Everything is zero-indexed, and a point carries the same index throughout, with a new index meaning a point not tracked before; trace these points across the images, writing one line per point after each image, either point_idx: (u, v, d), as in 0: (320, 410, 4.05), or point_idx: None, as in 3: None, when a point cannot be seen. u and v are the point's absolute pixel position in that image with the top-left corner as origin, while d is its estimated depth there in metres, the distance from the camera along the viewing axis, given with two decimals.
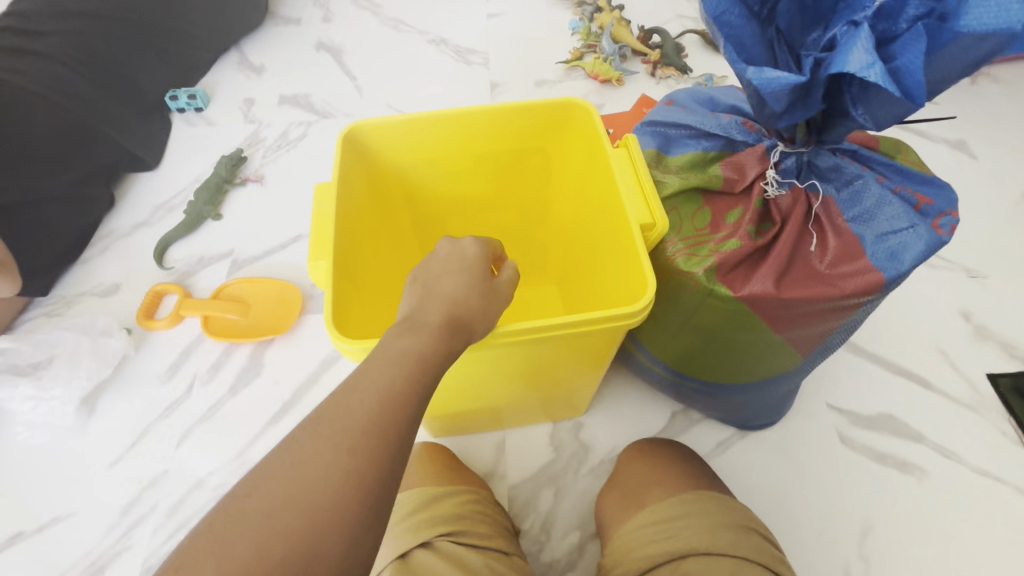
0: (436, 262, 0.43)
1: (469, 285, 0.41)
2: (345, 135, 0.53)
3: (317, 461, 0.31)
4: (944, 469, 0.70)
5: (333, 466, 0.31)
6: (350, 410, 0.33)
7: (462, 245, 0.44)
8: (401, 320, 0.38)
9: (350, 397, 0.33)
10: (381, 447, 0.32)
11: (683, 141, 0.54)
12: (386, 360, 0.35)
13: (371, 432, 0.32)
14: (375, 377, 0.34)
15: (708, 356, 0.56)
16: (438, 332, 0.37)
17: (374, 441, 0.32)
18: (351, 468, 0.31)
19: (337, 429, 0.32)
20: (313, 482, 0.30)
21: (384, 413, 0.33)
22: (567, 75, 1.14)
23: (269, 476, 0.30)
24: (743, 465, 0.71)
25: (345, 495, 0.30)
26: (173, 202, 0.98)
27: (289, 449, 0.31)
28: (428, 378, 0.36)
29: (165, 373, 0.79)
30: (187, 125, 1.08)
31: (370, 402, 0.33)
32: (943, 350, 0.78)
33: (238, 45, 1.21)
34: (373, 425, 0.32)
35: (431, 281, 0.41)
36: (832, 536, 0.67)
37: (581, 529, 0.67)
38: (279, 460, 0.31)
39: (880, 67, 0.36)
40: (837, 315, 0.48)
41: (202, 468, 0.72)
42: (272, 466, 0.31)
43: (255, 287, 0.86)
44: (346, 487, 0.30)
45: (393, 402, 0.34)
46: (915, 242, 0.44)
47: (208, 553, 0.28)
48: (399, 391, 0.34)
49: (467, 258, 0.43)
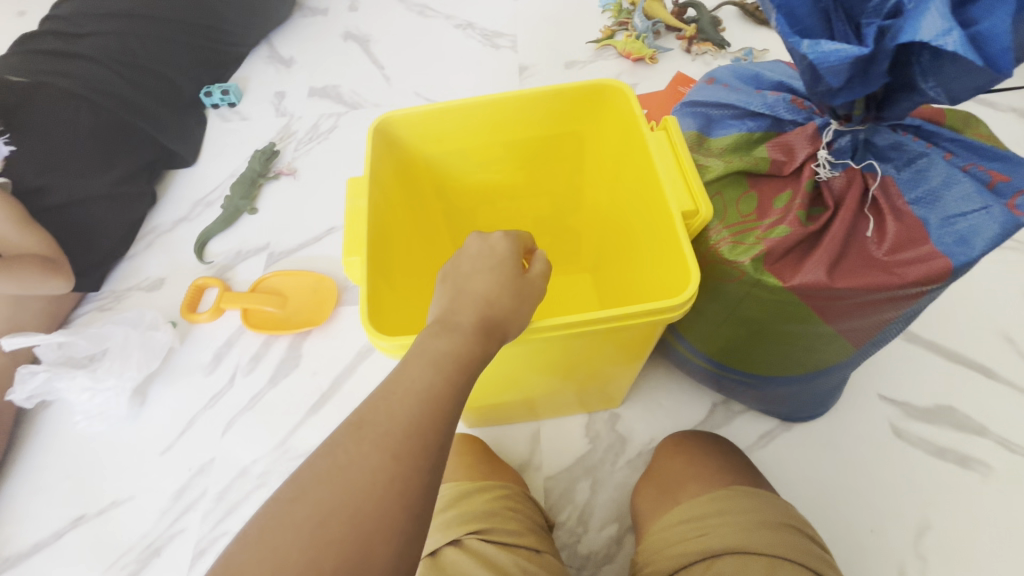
0: (467, 258, 0.42)
1: (500, 283, 0.40)
2: (374, 128, 0.53)
3: (361, 467, 0.30)
4: (1010, 464, 0.66)
5: (376, 470, 0.30)
6: (390, 412, 0.32)
7: (492, 240, 0.43)
8: (435, 319, 0.38)
9: (391, 399, 0.33)
10: (422, 450, 0.31)
11: (726, 122, 0.51)
12: (425, 359, 0.35)
13: (412, 436, 0.31)
14: (413, 378, 0.34)
15: (752, 347, 0.54)
16: (474, 331, 0.37)
17: (415, 444, 0.31)
18: (389, 472, 0.30)
19: (378, 432, 0.31)
20: (356, 488, 0.29)
21: (425, 417, 0.32)
22: (597, 54, 1.10)
23: (314, 479, 0.30)
24: (788, 459, 0.68)
25: (388, 498, 0.30)
26: (210, 197, 1.00)
27: (332, 453, 0.31)
28: (466, 377, 0.35)
29: (209, 364, 0.82)
30: (221, 121, 1.10)
31: (411, 403, 0.33)
32: (1009, 337, 0.73)
33: (267, 39, 1.22)
34: (414, 428, 0.32)
35: (461, 280, 0.40)
36: (885, 533, 0.64)
37: (619, 522, 0.66)
38: (320, 462, 0.31)
39: (959, 33, 0.32)
40: (897, 305, 0.45)
41: (247, 456, 0.75)
42: (316, 470, 0.30)
43: (291, 280, 0.87)
44: (388, 491, 0.30)
45: (433, 402, 0.33)
46: (987, 224, 0.40)
47: (257, 559, 0.27)
48: (438, 393, 0.34)
49: (497, 254, 0.42)
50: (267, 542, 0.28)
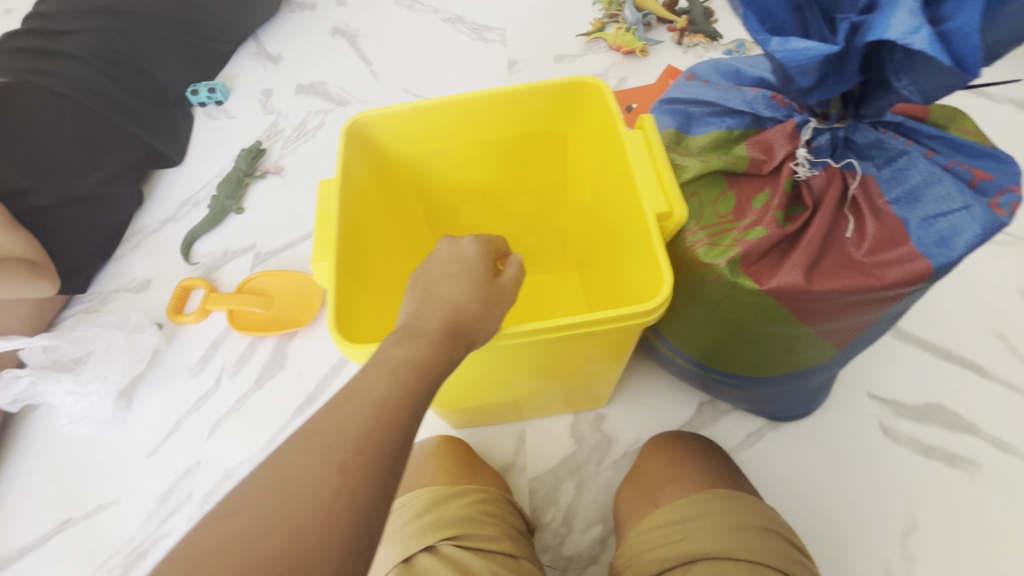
0: (436, 264, 0.41)
1: (469, 288, 0.39)
2: (347, 129, 0.52)
3: (307, 480, 0.30)
4: (999, 463, 0.65)
5: (323, 483, 0.30)
6: (341, 423, 0.32)
7: (462, 245, 0.42)
8: (401, 326, 0.38)
9: (345, 409, 0.33)
10: (374, 463, 0.31)
11: (704, 120, 0.50)
12: (382, 368, 0.34)
13: (362, 449, 0.31)
14: (371, 389, 0.33)
15: (734, 348, 0.53)
16: (439, 338, 0.36)
17: (365, 457, 0.31)
18: (335, 486, 0.30)
19: (327, 443, 0.31)
20: (302, 502, 0.29)
21: (378, 428, 0.32)
22: (587, 48, 1.08)
23: (257, 494, 0.30)
24: (775, 459, 0.68)
25: (335, 511, 0.29)
26: (197, 197, 1.00)
27: (279, 466, 0.31)
28: (427, 385, 0.35)
29: (194, 366, 0.82)
30: (209, 119, 1.09)
31: (364, 414, 0.32)
32: (1001, 334, 0.72)
33: (255, 35, 1.21)
34: (365, 440, 0.32)
35: (429, 285, 0.40)
36: (872, 534, 0.63)
37: (603, 523, 0.66)
38: (266, 475, 0.31)
39: (926, 32, 0.31)
40: (878, 306, 0.44)
41: (232, 459, 0.75)
42: (264, 483, 0.30)
43: (277, 281, 0.86)
44: (336, 504, 0.30)
45: (388, 412, 0.33)
46: (967, 225, 0.39)
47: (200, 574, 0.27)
48: (394, 403, 0.33)
49: (467, 259, 0.41)
50: (206, 559, 0.28)
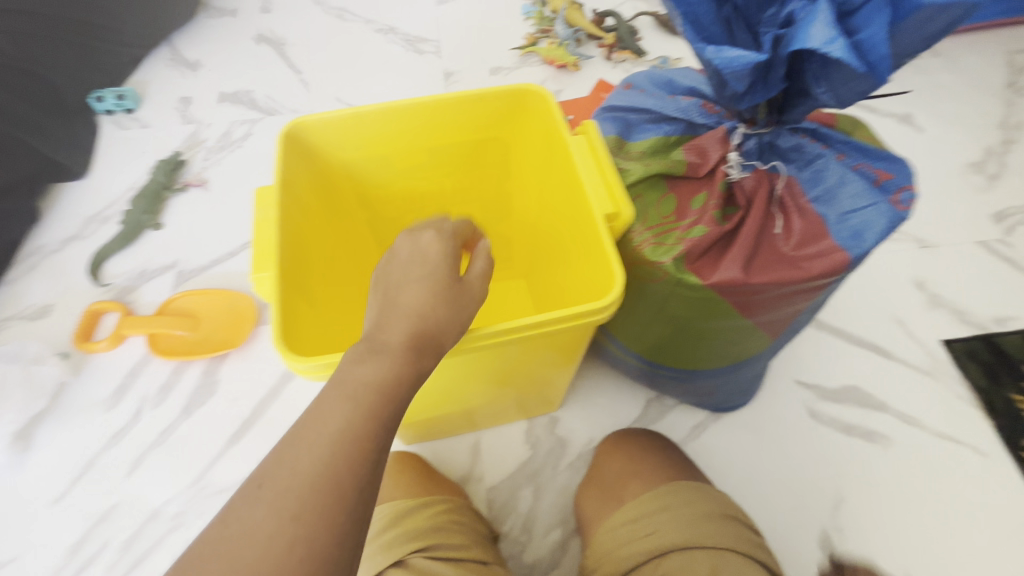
0: (397, 265, 0.40)
1: (433, 293, 0.38)
2: (285, 134, 0.50)
3: (258, 534, 0.28)
4: (907, 435, 0.72)
5: (275, 536, 0.28)
6: (292, 463, 0.30)
7: (423, 244, 0.41)
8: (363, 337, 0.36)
9: (298, 447, 0.31)
10: (332, 505, 0.30)
11: (643, 127, 0.52)
12: (342, 392, 0.33)
13: (317, 492, 0.29)
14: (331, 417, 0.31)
15: (680, 343, 0.55)
16: (404, 350, 0.35)
17: (322, 499, 0.29)
18: (286, 537, 0.28)
19: (278, 490, 0.29)
20: (254, 557, 0.28)
21: (336, 464, 0.30)
22: (522, 61, 1.11)
23: (199, 558, 0.28)
24: (718, 448, 0.71)
25: (290, 565, 0.28)
26: (107, 212, 0.91)
27: (225, 520, 0.29)
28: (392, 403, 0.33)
29: (109, 399, 0.74)
30: (118, 128, 1.01)
31: (318, 450, 0.31)
32: (901, 320, 0.81)
33: (169, 41, 1.13)
34: (321, 479, 0.30)
35: (392, 291, 0.38)
36: (808, 511, 0.68)
37: (563, 526, 0.66)
38: (212, 534, 0.28)
39: (842, 42, 0.35)
40: (805, 296, 0.48)
41: (158, 497, 0.68)
42: (210, 542, 0.28)
43: (203, 300, 0.80)
44: (291, 556, 0.28)
45: (346, 445, 0.31)
46: (876, 219, 0.44)
47: None
48: (354, 432, 0.32)
49: (430, 260, 0.40)
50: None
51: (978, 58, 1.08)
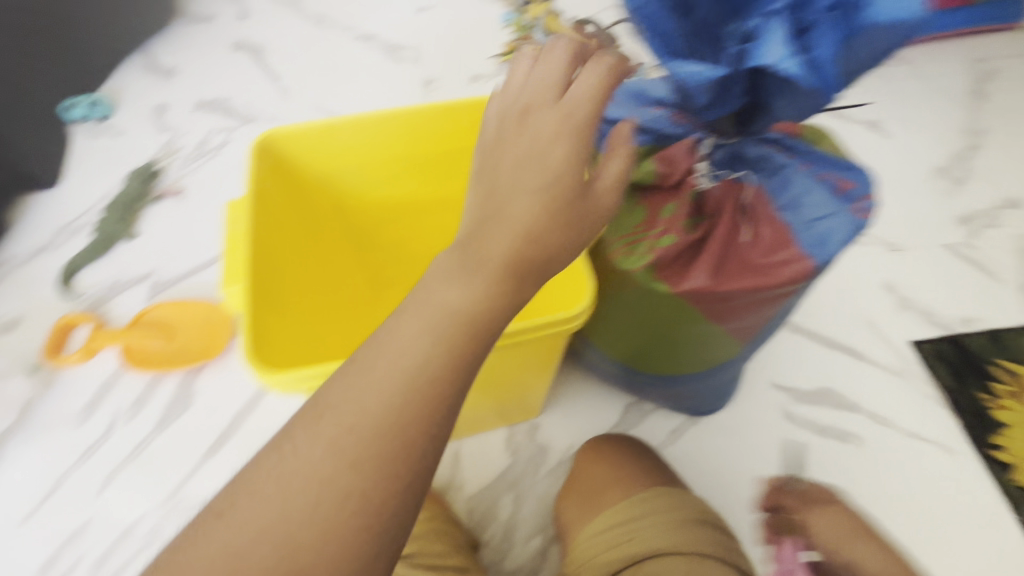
0: (517, 166, 0.38)
1: (546, 207, 0.37)
2: (257, 146, 0.51)
3: (318, 466, 0.31)
4: (878, 435, 0.74)
5: (332, 473, 0.31)
6: (363, 384, 0.33)
7: (548, 144, 0.38)
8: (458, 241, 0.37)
9: (368, 384, 0.33)
10: (390, 450, 0.32)
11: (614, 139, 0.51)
12: (424, 316, 0.34)
13: (375, 438, 0.32)
14: (403, 345, 0.33)
15: (654, 349, 0.56)
16: (496, 275, 0.35)
17: (378, 446, 0.32)
18: (350, 458, 0.31)
19: (341, 427, 0.32)
20: (310, 488, 0.31)
21: (399, 412, 0.32)
22: (501, 69, 1.11)
23: (262, 479, 0.31)
24: (696, 451, 0.72)
25: (341, 502, 0.31)
26: (79, 222, 0.90)
27: (287, 447, 0.32)
28: (466, 339, 0.34)
29: (81, 413, 0.72)
30: (91, 136, 0.99)
31: (387, 392, 0.32)
32: (872, 321, 0.83)
33: (143, 47, 1.12)
34: (381, 426, 0.32)
35: (503, 201, 0.37)
36: (783, 512, 0.69)
37: (544, 532, 0.67)
38: (274, 461, 0.32)
39: (795, 60, 0.37)
40: (773, 303, 0.49)
41: (132, 513, 0.67)
42: (273, 466, 0.32)
43: (175, 311, 0.78)
44: (343, 492, 0.31)
45: (415, 390, 0.32)
46: (839, 228, 0.46)
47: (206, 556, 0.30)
48: (427, 374, 0.33)
49: (551, 166, 0.37)
50: (233, 500, 0.31)
51: (943, 65, 1.12)
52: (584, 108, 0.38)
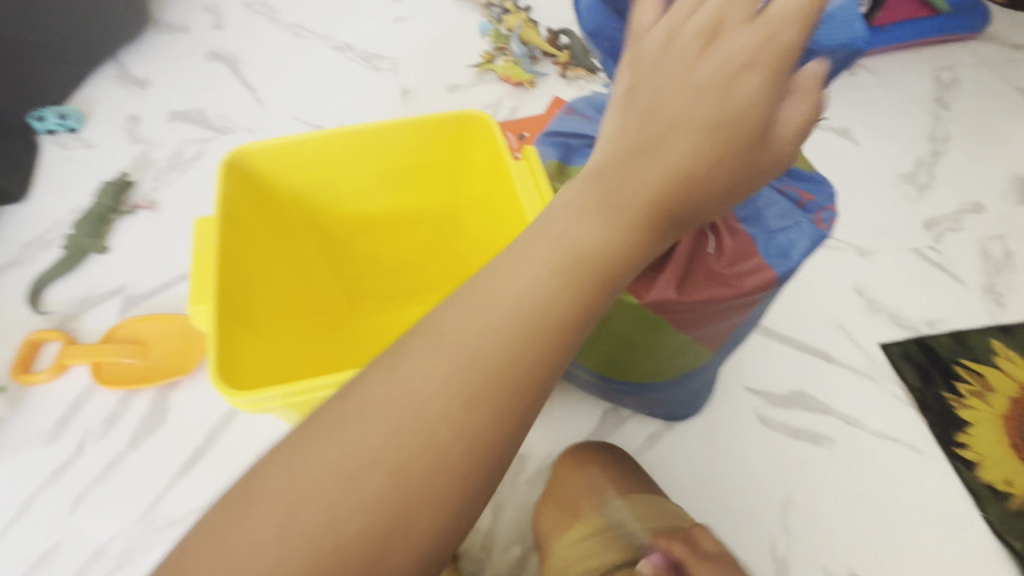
0: (680, 94, 0.34)
1: (708, 147, 0.33)
2: (227, 162, 0.51)
3: (432, 398, 0.30)
4: (849, 436, 0.76)
5: (447, 407, 0.30)
6: (483, 316, 0.32)
7: (723, 73, 0.33)
8: (602, 168, 0.35)
9: (487, 314, 0.31)
10: (505, 393, 0.31)
11: (583, 151, 0.54)
12: (553, 253, 0.33)
13: (493, 376, 0.31)
14: (527, 277, 0.32)
15: (625, 359, 0.57)
16: (643, 216, 0.34)
17: (495, 387, 0.31)
18: (467, 394, 0.30)
19: (459, 359, 0.31)
20: (420, 421, 0.30)
21: (521, 349, 0.31)
22: (479, 78, 1.12)
23: (370, 404, 0.30)
24: (673, 456, 0.73)
25: (455, 439, 0.30)
26: (49, 236, 0.88)
27: (397, 374, 0.31)
28: (592, 278, 0.33)
29: (50, 433, 0.71)
30: (60, 148, 0.98)
31: (512, 325, 0.31)
32: (842, 324, 0.85)
33: (115, 57, 1.10)
34: (506, 361, 0.31)
35: (664, 131, 0.34)
36: (757, 514, 0.70)
37: (522, 542, 0.67)
38: (385, 386, 0.30)
39: None
40: (739, 311, 0.50)
41: (104, 534, 0.66)
42: (384, 391, 0.30)
43: (152, 325, 0.77)
44: (458, 429, 0.30)
45: (538, 329, 0.32)
46: (800, 238, 0.48)
47: (302, 483, 0.28)
48: (554, 312, 0.32)
49: (724, 95, 0.33)
50: (340, 423, 0.30)
51: (908, 74, 1.15)
52: (788, 32, 0.32)
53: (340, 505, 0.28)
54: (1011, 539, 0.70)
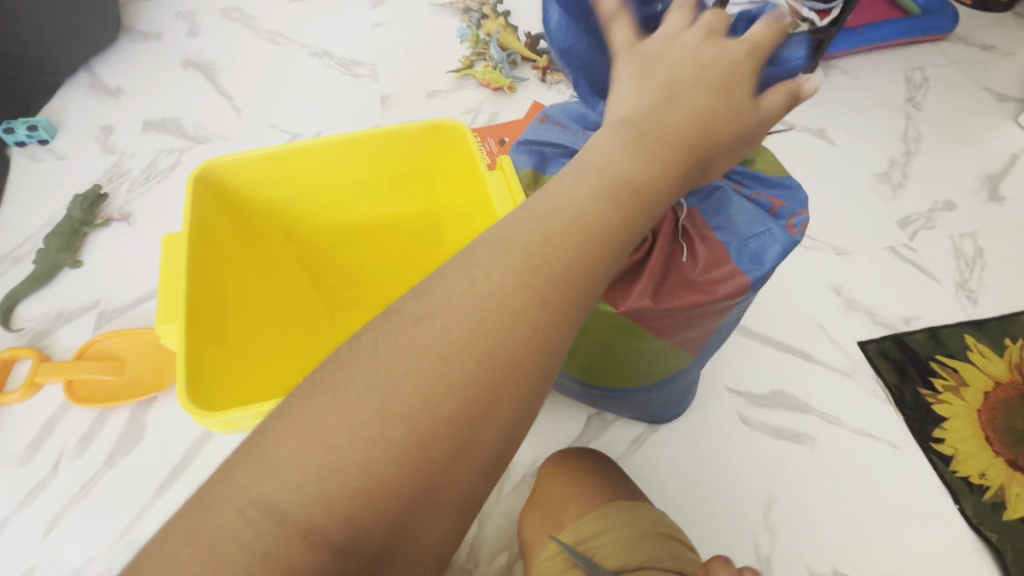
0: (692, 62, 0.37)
1: (720, 105, 0.36)
2: (197, 176, 0.50)
3: (501, 300, 0.30)
4: (830, 434, 0.77)
5: (519, 306, 0.30)
6: (542, 230, 0.32)
7: (724, 49, 0.38)
8: (633, 114, 0.36)
9: (548, 227, 0.32)
10: (567, 302, 0.31)
11: (557, 160, 0.54)
12: (598, 179, 0.34)
13: (559, 282, 0.31)
14: (578, 199, 0.33)
15: (606, 365, 0.57)
16: (673, 157, 0.35)
17: (561, 292, 0.31)
18: (538, 294, 0.31)
19: (526, 264, 0.31)
20: (495, 319, 0.30)
21: (582, 258, 0.32)
22: (459, 84, 1.11)
23: (442, 304, 0.30)
24: (657, 460, 0.74)
25: (525, 337, 0.30)
26: (19, 251, 0.86)
27: (469, 276, 0.31)
28: (644, 197, 0.34)
29: (24, 454, 0.70)
30: (31, 161, 0.96)
31: (570, 237, 0.32)
32: (821, 323, 0.86)
33: (87, 66, 1.08)
34: (568, 270, 0.32)
35: (676, 90, 0.36)
36: (741, 514, 0.71)
37: (508, 550, 0.67)
38: (458, 288, 0.31)
39: None
40: (714, 317, 0.51)
41: (81, 556, 0.64)
42: (455, 292, 0.31)
43: (128, 341, 0.76)
44: (529, 329, 0.30)
45: (594, 243, 0.32)
46: (772, 244, 0.48)
47: (378, 379, 0.29)
48: (603, 230, 0.33)
49: (727, 68, 0.37)
50: (422, 315, 0.30)
51: (881, 75, 1.17)
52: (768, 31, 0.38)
53: (424, 394, 0.28)
54: (987, 530, 0.72)
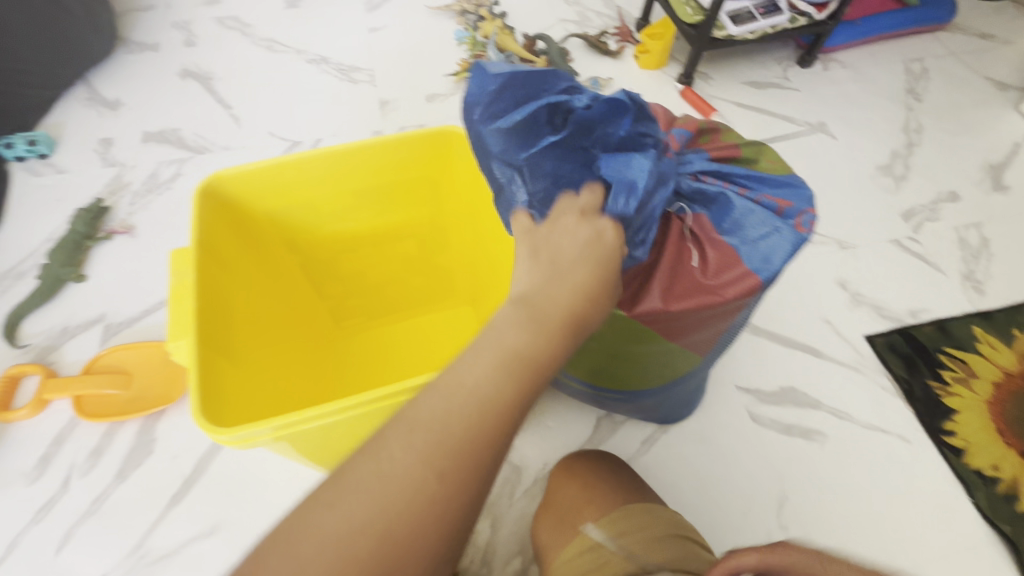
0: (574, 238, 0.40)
1: (600, 274, 0.39)
2: (202, 193, 0.49)
3: (402, 481, 0.31)
4: (840, 429, 0.77)
5: (419, 485, 0.31)
6: (446, 405, 0.33)
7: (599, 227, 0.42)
8: (530, 286, 0.38)
9: (450, 403, 0.33)
10: (470, 476, 0.32)
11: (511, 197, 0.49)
12: (494, 355, 0.34)
13: (456, 458, 0.32)
14: (478, 376, 0.33)
15: (616, 368, 0.57)
16: (559, 327, 0.36)
17: (460, 465, 0.32)
18: (439, 469, 0.32)
19: (427, 443, 0.32)
20: (398, 500, 0.31)
21: (479, 431, 0.33)
22: (458, 87, 1.11)
23: (352, 487, 0.31)
24: (668, 460, 0.74)
25: (426, 513, 0.31)
26: (22, 267, 0.86)
27: (376, 459, 0.32)
28: (538, 373, 0.35)
29: (33, 471, 0.69)
30: (32, 176, 0.96)
31: (467, 408, 0.33)
32: (828, 318, 0.86)
33: (85, 79, 1.08)
34: (468, 443, 0.32)
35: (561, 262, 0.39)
36: (754, 513, 0.71)
37: (522, 554, 0.67)
38: (367, 469, 0.32)
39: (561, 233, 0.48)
40: (725, 318, 0.51)
41: (94, 572, 0.64)
42: (364, 473, 0.32)
43: (134, 354, 0.75)
44: (429, 505, 0.31)
45: (492, 413, 0.33)
46: (781, 244, 0.48)
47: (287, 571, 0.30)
48: (498, 400, 0.33)
49: (604, 243, 0.41)
50: (329, 502, 0.31)
51: (881, 67, 1.17)
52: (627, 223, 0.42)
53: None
54: (1000, 523, 0.72)
